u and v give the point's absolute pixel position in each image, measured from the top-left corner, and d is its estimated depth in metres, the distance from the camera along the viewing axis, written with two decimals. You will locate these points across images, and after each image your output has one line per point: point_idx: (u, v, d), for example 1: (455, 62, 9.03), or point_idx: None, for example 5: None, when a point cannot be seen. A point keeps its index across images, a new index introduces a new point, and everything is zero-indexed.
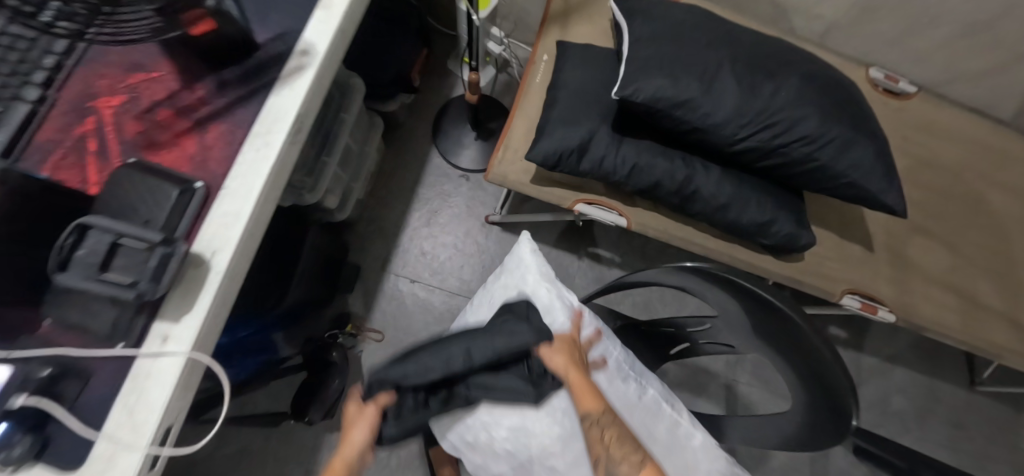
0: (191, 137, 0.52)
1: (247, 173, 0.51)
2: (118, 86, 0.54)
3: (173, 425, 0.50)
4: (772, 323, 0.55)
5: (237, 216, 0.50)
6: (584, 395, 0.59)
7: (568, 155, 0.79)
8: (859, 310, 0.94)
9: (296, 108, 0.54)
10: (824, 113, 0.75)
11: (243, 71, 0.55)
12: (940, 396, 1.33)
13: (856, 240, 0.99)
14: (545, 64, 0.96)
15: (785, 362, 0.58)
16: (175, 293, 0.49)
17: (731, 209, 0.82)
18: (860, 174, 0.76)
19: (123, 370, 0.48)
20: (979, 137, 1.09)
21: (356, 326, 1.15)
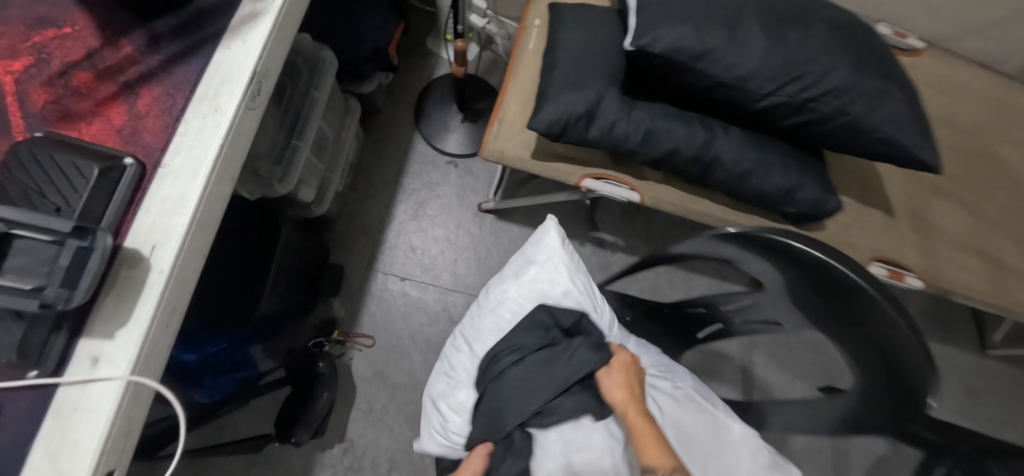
0: (118, 104, 0.42)
1: (190, 146, 0.41)
2: (21, 46, 0.42)
3: (116, 469, 0.39)
4: (832, 295, 0.44)
5: (183, 199, 0.40)
6: (646, 439, 0.50)
7: (574, 123, 0.70)
8: (887, 279, 0.88)
9: (251, 66, 0.43)
10: (858, 60, 0.67)
11: (181, 22, 0.44)
12: (959, 365, 1.29)
13: (877, 204, 0.93)
14: (538, 30, 0.87)
15: (848, 344, 0.47)
16: (105, 302, 0.38)
17: (754, 175, 0.74)
18: (894, 128, 0.68)
19: (42, 405, 0.38)
20: (989, 91, 1.04)
21: (342, 332, 1.04)
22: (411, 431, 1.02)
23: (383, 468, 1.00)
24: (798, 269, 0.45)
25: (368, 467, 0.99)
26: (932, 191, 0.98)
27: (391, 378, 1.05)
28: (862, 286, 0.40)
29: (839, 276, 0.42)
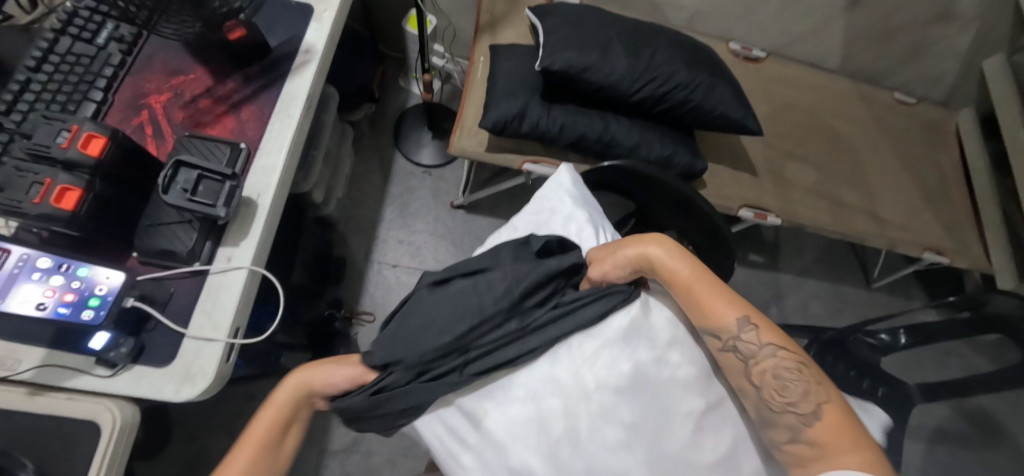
0: (229, 116, 0.70)
1: (276, 137, 0.69)
2: (163, 86, 0.71)
3: (240, 327, 0.64)
4: (670, 196, 0.81)
5: (275, 166, 0.68)
6: (706, 301, 0.60)
7: (512, 121, 1.01)
8: (754, 219, 1.21)
9: (308, 89, 0.72)
10: (690, 66, 1.03)
11: (261, 68, 0.74)
12: (847, 298, 1.61)
13: (744, 169, 1.28)
14: (483, 63, 1.19)
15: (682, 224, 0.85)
16: (234, 224, 0.65)
17: (641, 148, 1.07)
18: (725, 107, 1.03)
19: (196, 287, 0.62)
20: (818, 83, 1.42)
21: (349, 311, 1.29)
22: None
23: None
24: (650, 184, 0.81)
25: None
26: (785, 157, 1.33)
27: None
28: (675, 183, 0.78)
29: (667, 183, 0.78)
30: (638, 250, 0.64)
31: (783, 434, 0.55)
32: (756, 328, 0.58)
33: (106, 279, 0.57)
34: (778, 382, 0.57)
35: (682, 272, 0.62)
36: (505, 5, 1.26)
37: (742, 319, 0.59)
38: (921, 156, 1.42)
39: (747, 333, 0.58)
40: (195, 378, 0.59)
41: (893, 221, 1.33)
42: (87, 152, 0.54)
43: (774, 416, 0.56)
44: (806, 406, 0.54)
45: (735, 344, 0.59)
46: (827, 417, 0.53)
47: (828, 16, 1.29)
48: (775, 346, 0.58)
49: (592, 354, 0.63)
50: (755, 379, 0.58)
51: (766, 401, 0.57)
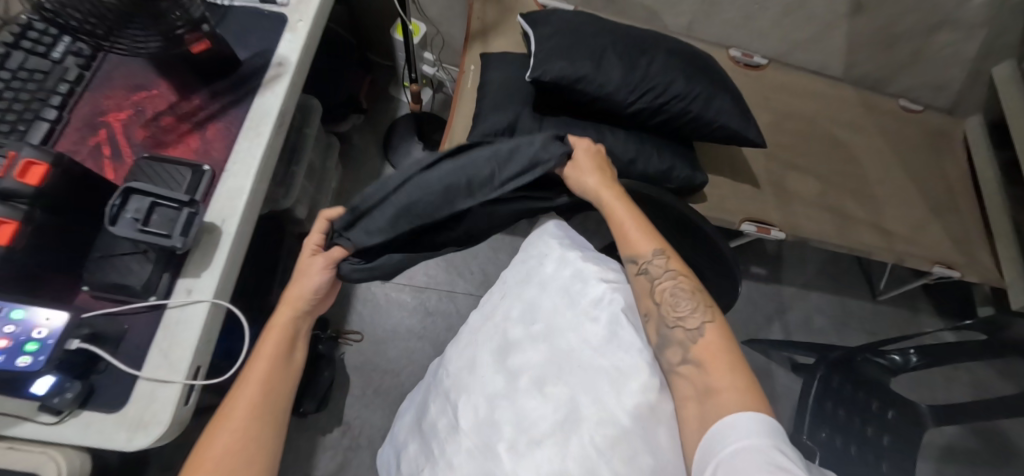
0: (193, 135, 0.65)
1: (243, 157, 0.64)
2: (124, 103, 0.66)
3: (201, 366, 0.59)
4: (667, 215, 0.75)
5: (242, 189, 0.63)
6: (629, 231, 0.64)
7: (502, 134, 0.96)
8: (757, 233, 1.16)
9: (279, 105, 0.68)
10: (689, 75, 0.98)
11: (229, 83, 0.69)
12: (853, 311, 1.56)
13: (745, 180, 1.23)
14: (473, 73, 1.15)
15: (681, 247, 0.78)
16: (194, 253, 0.60)
17: (638, 161, 1.02)
18: (725, 118, 0.98)
19: (153, 323, 0.57)
20: (821, 91, 1.38)
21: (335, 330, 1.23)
22: (400, 406, 1.21)
23: (378, 442, 1.17)
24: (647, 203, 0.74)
25: (366, 442, 1.17)
26: (788, 168, 1.28)
27: (379, 365, 1.24)
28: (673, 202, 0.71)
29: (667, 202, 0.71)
30: (581, 168, 0.69)
31: (677, 354, 0.56)
32: (666, 255, 0.62)
33: (46, 321, 0.53)
34: (673, 299, 0.59)
35: (621, 212, 0.65)
36: (496, 13, 1.22)
37: (656, 249, 0.62)
38: (928, 166, 1.38)
39: (658, 259, 0.62)
40: (148, 424, 0.54)
41: (900, 233, 1.28)
42: (25, 181, 0.49)
43: (671, 335, 0.57)
44: (692, 323, 0.58)
45: (648, 268, 0.61)
46: (710, 336, 0.57)
47: (831, 22, 1.25)
48: (677, 273, 0.61)
49: (603, 447, 0.47)
50: (657, 298, 0.60)
51: (664, 320, 0.58)
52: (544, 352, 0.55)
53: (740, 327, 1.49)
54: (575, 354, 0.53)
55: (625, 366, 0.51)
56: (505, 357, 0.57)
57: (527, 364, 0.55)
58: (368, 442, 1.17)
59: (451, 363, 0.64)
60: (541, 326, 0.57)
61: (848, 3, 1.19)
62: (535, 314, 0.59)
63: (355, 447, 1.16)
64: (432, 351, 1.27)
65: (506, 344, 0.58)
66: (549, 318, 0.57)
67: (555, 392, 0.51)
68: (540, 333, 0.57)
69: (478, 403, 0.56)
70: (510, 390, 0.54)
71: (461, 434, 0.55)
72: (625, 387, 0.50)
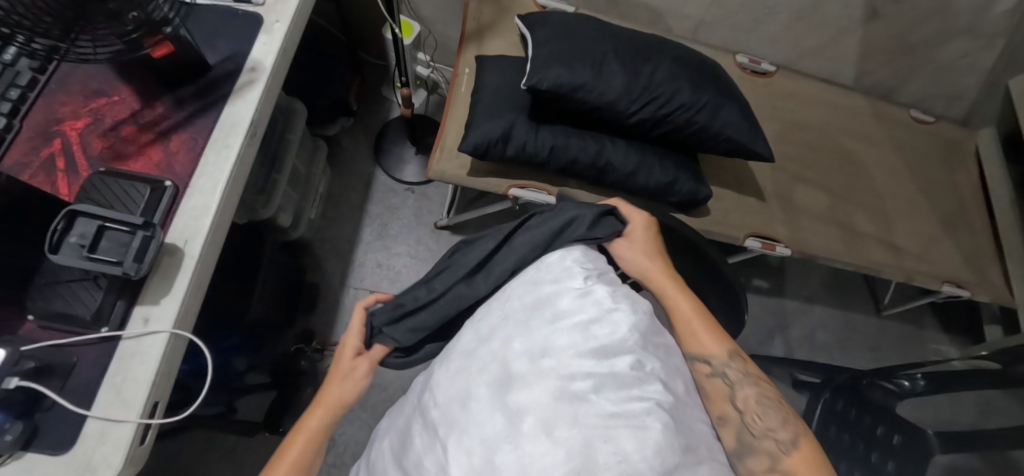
0: (155, 146, 0.60)
1: (211, 171, 0.59)
2: (81, 111, 0.61)
3: (160, 401, 0.54)
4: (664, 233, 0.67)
5: (206, 206, 0.58)
6: (700, 329, 0.57)
7: (495, 144, 0.91)
8: (761, 249, 1.12)
9: (251, 114, 0.62)
10: (694, 84, 0.93)
11: (197, 89, 0.63)
12: (857, 327, 1.52)
13: (750, 193, 1.18)
14: (468, 76, 1.09)
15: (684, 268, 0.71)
16: (153, 279, 0.55)
17: (639, 174, 0.97)
18: (732, 130, 0.93)
19: (106, 356, 0.52)
20: (831, 100, 1.33)
21: (321, 342, 1.18)
22: None
23: None
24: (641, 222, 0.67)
25: (351, 460, 1.12)
26: (795, 180, 1.23)
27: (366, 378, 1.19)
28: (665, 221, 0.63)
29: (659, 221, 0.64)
30: (643, 250, 0.60)
31: (763, 462, 0.52)
32: (740, 359, 0.57)
33: None
34: (756, 408, 0.56)
35: (687, 310, 0.58)
36: (493, 12, 1.16)
37: (728, 350, 0.57)
38: (939, 179, 1.33)
39: (732, 362, 0.56)
40: (96, 469, 0.49)
41: (910, 250, 1.23)
42: None
43: (756, 441, 0.53)
44: (784, 434, 0.54)
45: (722, 371, 0.56)
46: (801, 447, 0.53)
47: (843, 29, 1.19)
48: (756, 379, 0.57)
49: None
50: (737, 405, 0.55)
51: (748, 428, 0.54)
52: (560, 386, 0.41)
53: (742, 343, 1.44)
54: (594, 397, 0.40)
55: (651, 416, 0.39)
56: (506, 389, 0.43)
57: (534, 402, 0.41)
58: (353, 459, 1.12)
59: (439, 388, 0.48)
60: (558, 357, 0.43)
61: (863, 10, 1.14)
62: (550, 339, 0.44)
63: (340, 465, 1.11)
64: (421, 365, 1.22)
65: (507, 374, 0.43)
66: (569, 347, 0.43)
67: (572, 440, 0.38)
68: (552, 365, 0.42)
69: (471, 446, 0.41)
70: (513, 433, 0.40)
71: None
72: (660, 445, 0.38)
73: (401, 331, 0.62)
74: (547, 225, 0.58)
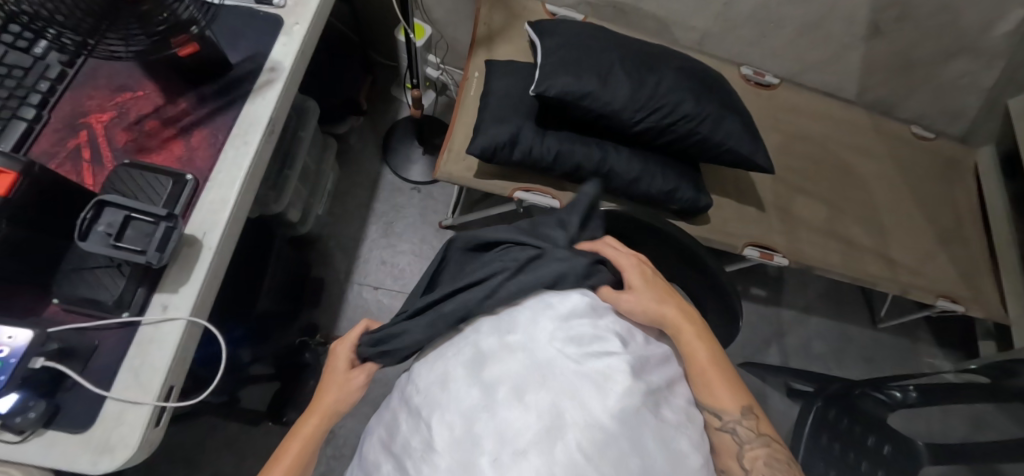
0: (177, 141, 0.62)
1: (229, 166, 0.62)
2: (107, 104, 0.63)
3: (175, 385, 0.56)
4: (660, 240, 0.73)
5: (225, 200, 0.60)
6: (714, 384, 0.57)
7: (502, 148, 0.93)
8: (760, 258, 1.14)
9: (269, 113, 0.65)
10: (698, 95, 0.95)
11: (219, 86, 0.66)
12: (853, 338, 1.53)
13: (750, 203, 1.21)
14: (477, 80, 1.11)
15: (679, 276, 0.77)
16: (172, 268, 0.57)
17: (642, 181, 0.99)
18: (734, 141, 0.96)
19: (125, 340, 0.55)
20: (832, 114, 1.35)
21: (324, 335, 1.21)
22: None
23: None
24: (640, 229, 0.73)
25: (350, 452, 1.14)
26: (794, 192, 1.25)
27: None
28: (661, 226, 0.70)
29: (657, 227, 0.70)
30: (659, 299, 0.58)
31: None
32: (754, 416, 0.58)
33: (8, 338, 0.48)
34: (765, 469, 0.57)
35: (703, 359, 0.57)
36: (503, 18, 1.19)
37: (742, 406, 0.57)
38: (937, 195, 1.35)
39: (746, 420, 0.57)
40: (115, 448, 0.51)
41: (906, 264, 1.25)
42: None
43: None
44: None
45: (733, 427, 0.56)
46: None
47: (847, 45, 1.22)
48: (767, 438, 0.58)
49: (594, 455, 0.45)
50: (744, 460, 0.57)
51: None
52: (525, 361, 0.51)
53: (738, 350, 1.46)
54: (553, 363, 0.50)
55: (603, 370, 0.49)
56: (480, 368, 0.52)
57: (506, 375, 0.50)
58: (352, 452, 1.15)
59: (419, 377, 0.55)
60: (520, 337, 0.52)
61: (866, 27, 1.16)
62: (512, 323, 0.53)
63: (340, 457, 1.14)
64: None
65: (479, 355, 0.53)
66: (531, 332, 0.52)
67: (537, 401, 0.48)
68: (518, 343, 0.52)
69: (453, 420, 0.50)
70: (488, 402, 0.49)
71: (435, 456, 0.49)
72: (609, 390, 0.48)
73: (387, 358, 0.61)
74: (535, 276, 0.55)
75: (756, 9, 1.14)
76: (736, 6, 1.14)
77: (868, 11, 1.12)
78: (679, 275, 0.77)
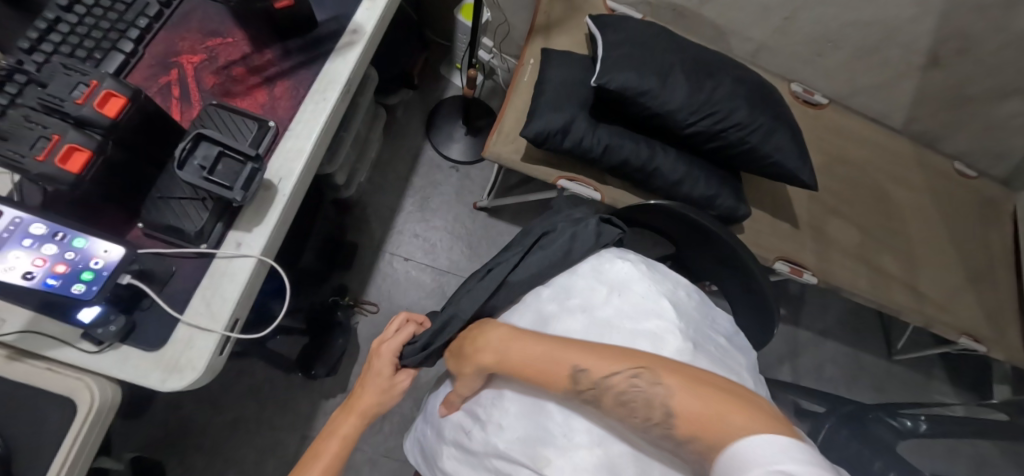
0: (261, 89, 0.65)
1: (307, 120, 0.64)
2: (198, 47, 0.66)
3: (239, 319, 0.59)
4: (700, 236, 0.79)
5: (301, 150, 0.63)
6: (546, 366, 0.53)
7: (555, 135, 0.95)
8: (789, 273, 1.15)
9: (348, 73, 0.67)
10: (752, 105, 0.96)
11: (304, 42, 0.69)
12: (867, 366, 1.53)
13: (785, 219, 1.22)
14: (532, 66, 1.13)
15: (717, 274, 0.82)
16: (249, 208, 0.60)
17: (684, 184, 1.01)
18: (782, 155, 0.97)
19: (200, 270, 0.58)
20: (877, 141, 1.35)
21: (353, 298, 1.24)
22: None
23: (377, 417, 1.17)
24: (683, 224, 0.79)
25: None
26: (830, 213, 1.26)
27: None
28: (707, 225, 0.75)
29: (702, 225, 0.76)
30: (474, 340, 0.59)
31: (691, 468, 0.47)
32: (590, 369, 0.51)
33: (104, 252, 0.51)
34: (632, 405, 0.49)
35: (528, 353, 0.54)
36: (564, 10, 1.20)
37: (579, 365, 0.51)
38: (972, 233, 1.34)
39: (586, 373, 0.51)
40: (182, 369, 0.54)
41: (934, 298, 1.25)
42: (103, 112, 0.49)
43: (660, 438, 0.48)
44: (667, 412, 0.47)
45: (595, 393, 0.50)
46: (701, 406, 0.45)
47: (902, 73, 1.21)
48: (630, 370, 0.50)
49: None
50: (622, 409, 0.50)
51: (648, 433, 0.48)
52: (585, 322, 0.61)
53: None
54: (612, 325, 0.60)
55: (657, 331, 0.59)
56: (547, 328, 0.62)
57: (570, 331, 0.61)
58: None
59: None
60: (579, 301, 0.64)
61: (925, 57, 1.16)
62: (570, 290, 0.65)
63: None
64: None
65: (544, 317, 0.63)
66: (591, 296, 0.64)
67: None
68: (578, 305, 0.63)
69: None
70: None
71: (504, 401, 0.58)
72: (663, 348, 0.57)
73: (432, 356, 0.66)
74: (553, 243, 0.68)
75: (817, 26, 1.14)
76: (797, 21, 1.14)
77: (930, 41, 1.11)
78: (718, 273, 0.81)
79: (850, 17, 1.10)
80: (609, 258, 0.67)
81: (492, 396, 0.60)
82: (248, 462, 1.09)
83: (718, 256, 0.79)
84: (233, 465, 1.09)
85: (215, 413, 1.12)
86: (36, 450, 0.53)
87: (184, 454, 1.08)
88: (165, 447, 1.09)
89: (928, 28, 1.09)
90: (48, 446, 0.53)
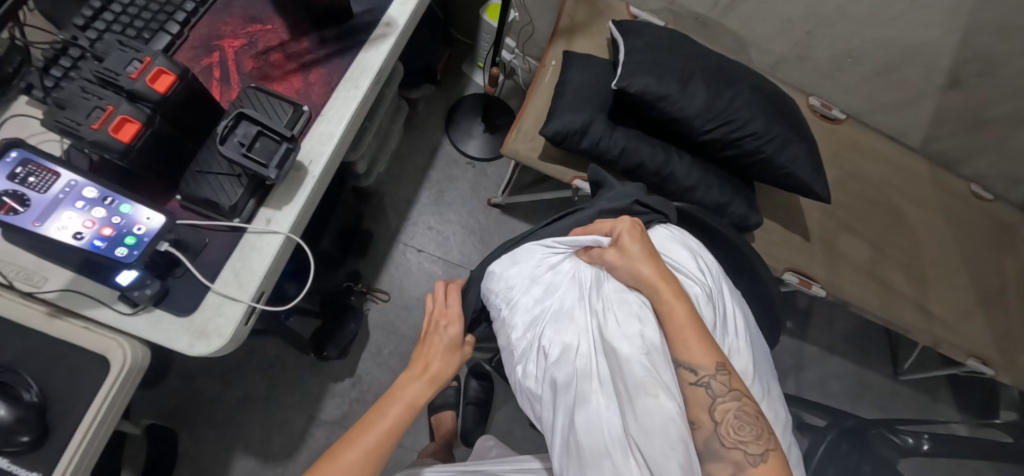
0: (297, 75, 0.69)
1: (339, 105, 0.67)
2: (239, 32, 0.69)
3: (264, 291, 0.62)
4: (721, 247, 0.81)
5: (331, 135, 0.66)
6: (689, 338, 0.59)
7: (574, 134, 0.97)
8: (797, 285, 1.17)
9: (380, 63, 0.70)
10: (770, 115, 0.98)
11: (339, 32, 0.72)
12: (873, 385, 1.53)
13: (796, 230, 1.23)
14: (553, 68, 1.15)
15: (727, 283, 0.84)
16: (280, 186, 0.63)
17: (698, 190, 1.02)
18: (796, 166, 0.98)
19: (231, 243, 0.61)
20: (893, 158, 1.35)
21: (365, 285, 1.27)
22: None
23: None
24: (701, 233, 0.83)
25: (372, 399, 1.19)
26: (842, 227, 1.26)
27: (398, 329, 1.26)
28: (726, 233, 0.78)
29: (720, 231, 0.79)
30: (637, 245, 0.66)
31: (726, 471, 0.55)
32: (728, 372, 0.58)
33: (146, 219, 0.55)
34: (736, 422, 0.56)
35: (680, 313, 0.61)
36: (587, 14, 1.23)
37: (717, 363, 0.58)
38: (985, 256, 1.34)
39: (720, 375, 0.58)
40: (210, 336, 0.57)
41: (943, 318, 1.26)
42: (154, 86, 0.53)
43: (723, 451, 0.55)
44: (756, 447, 0.54)
45: (708, 382, 0.58)
46: (774, 464, 0.54)
47: (921, 91, 1.22)
48: (740, 393, 0.57)
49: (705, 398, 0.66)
50: (715, 415, 0.57)
51: (720, 438, 0.56)
52: (711, 314, 0.68)
53: None
54: (716, 323, 0.69)
55: (735, 347, 0.70)
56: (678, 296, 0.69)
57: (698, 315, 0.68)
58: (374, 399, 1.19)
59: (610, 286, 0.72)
60: (705, 288, 0.70)
61: (946, 77, 1.16)
62: (703, 272, 0.72)
63: (361, 401, 1.18)
64: None
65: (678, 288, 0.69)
66: (712, 289, 0.71)
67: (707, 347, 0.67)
68: (701, 294, 0.69)
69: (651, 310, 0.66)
70: None
71: (647, 326, 0.63)
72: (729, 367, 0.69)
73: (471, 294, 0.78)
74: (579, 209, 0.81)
75: (838, 41, 1.15)
76: (818, 36, 1.15)
77: (952, 62, 1.12)
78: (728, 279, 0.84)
79: (871, 34, 1.11)
80: (713, 261, 0.75)
81: (643, 302, 0.65)
82: (255, 438, 1.12)
83: (730, 264, 0.82)
84: (241, 440, 1.12)
85: (227, 389, 1.15)
86: (69, 404, 0.56)
87: (195, 426, 1.12)
88: (177, 418, 1.12)
89: (950, 49, 1.09)
90: (80, 401, 0.56)
